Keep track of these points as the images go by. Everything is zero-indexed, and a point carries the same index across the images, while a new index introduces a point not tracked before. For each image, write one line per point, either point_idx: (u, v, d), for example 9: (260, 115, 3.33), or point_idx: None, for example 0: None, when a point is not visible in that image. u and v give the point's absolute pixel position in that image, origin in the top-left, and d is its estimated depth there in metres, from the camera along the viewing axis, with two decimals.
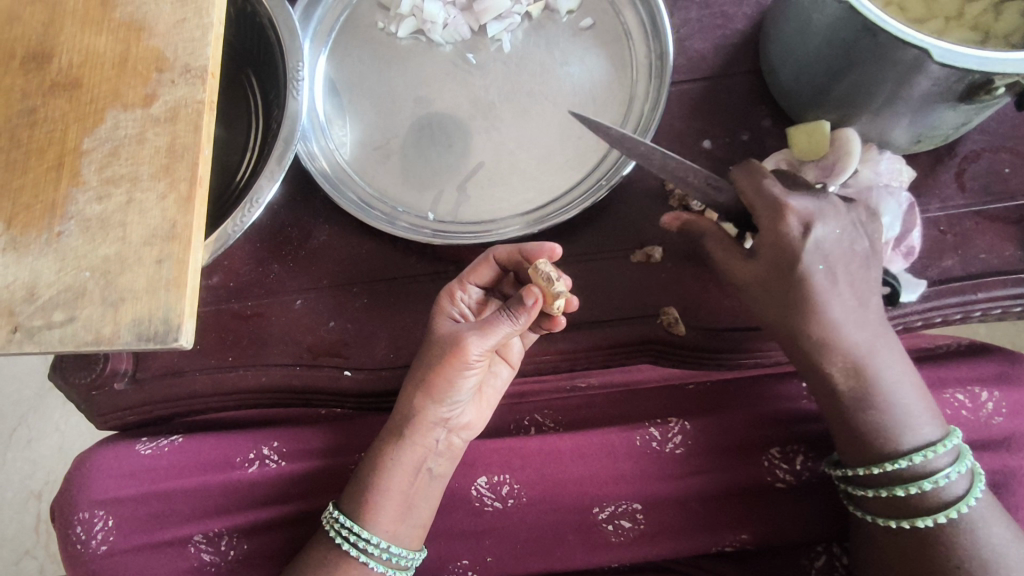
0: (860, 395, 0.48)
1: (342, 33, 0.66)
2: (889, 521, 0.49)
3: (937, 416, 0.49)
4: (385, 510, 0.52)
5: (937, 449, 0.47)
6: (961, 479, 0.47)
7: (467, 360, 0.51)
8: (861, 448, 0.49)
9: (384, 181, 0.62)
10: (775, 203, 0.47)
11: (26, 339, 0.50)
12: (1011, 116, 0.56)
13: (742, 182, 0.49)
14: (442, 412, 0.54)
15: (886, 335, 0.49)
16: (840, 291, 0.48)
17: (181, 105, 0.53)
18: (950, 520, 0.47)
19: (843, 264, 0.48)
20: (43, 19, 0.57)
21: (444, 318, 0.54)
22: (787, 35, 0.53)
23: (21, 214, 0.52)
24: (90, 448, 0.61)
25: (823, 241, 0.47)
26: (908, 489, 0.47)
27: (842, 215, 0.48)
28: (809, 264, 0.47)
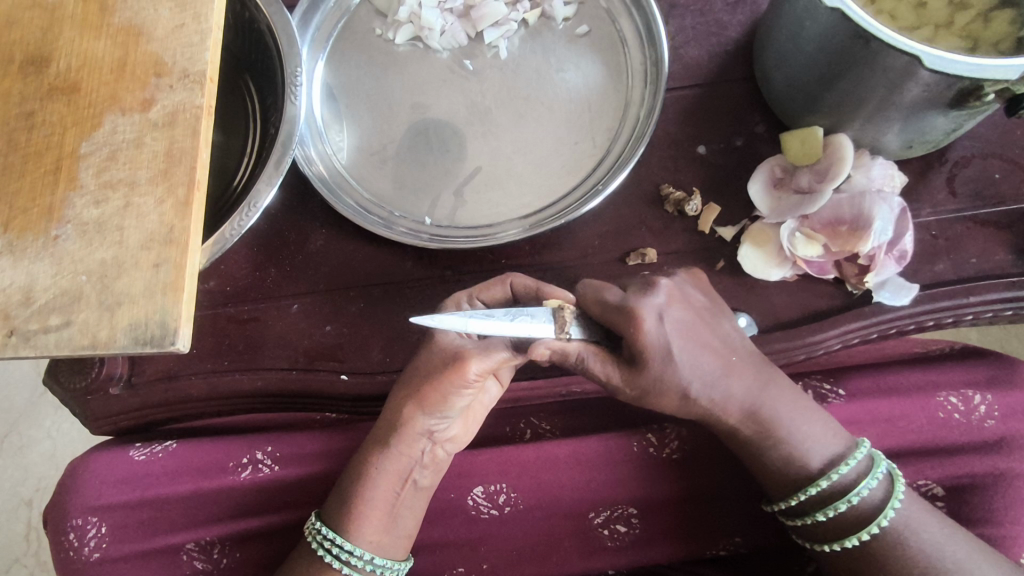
0: (760, 437, 0.51)
1: (340, 40, 0.66)
2: (822, 545, 0.51)
3: (841, 433, 0.52)
4: (369, 521, 0.52)
5: (842, 469, 0.50)
6: (875, 490, 0.49)
7: (465, 378, 0.49)
8: (777, 481, 0.52)
9: (380, 186, 0.62)
10: (620, 308, 0.47)
11: (22, 343, 0.50)
12: (1001, 123, 0.57)
13: (588, 301, 0.49)
14: (430, 424, 0.52)
15: (773, 376, 0.51)
16: (716, 355, 0.50)
17: (179, 109, 0.53)
18: (873, 536, 0.49)
19: (715, 333, 0.50)
20: (41, 24, 0.57)
21: (444, 330, 0.52)
22: (779, 43, 0.54)
23: (17, 218, 0.52)
24: (83, 454, 0.60)
25: (677, 326, 0.48)
26: (827, 512, 0.50)
27: (675, 288, 0.50)
28: (676, 348, 0.48)
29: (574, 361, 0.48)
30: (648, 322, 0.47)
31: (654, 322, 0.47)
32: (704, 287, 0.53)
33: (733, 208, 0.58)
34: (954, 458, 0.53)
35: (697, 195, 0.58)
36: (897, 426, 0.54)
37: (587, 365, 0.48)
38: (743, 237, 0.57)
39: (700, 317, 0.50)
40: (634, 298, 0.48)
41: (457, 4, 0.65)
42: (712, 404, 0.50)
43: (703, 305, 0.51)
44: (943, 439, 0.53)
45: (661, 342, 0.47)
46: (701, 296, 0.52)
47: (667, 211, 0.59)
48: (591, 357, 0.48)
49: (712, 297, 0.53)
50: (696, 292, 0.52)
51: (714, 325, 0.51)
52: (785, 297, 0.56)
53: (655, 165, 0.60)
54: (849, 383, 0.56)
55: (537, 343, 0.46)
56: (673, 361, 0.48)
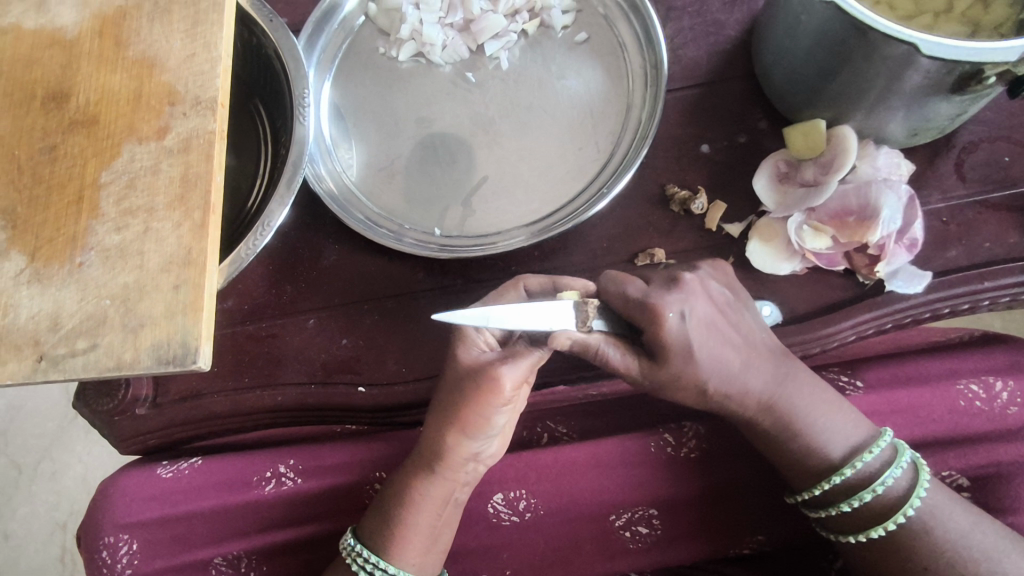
0: (778, 428, 0.51)
1: (345, 60, 0.68)
2: (849, 537, 0.50)
3: (865, 421, 0.51)
4: (413, 543, 0.52)
5: (864, 458, 0.49)
6: (899, 480, 0.49)
7: (502, 396, 0.48)
8: (798, 472, 0.51)
9: (389, 201, 0.63)
10: (644, 308, 0.47)
11: (51, 367, 0.51)
12: (1007, 105, 0.57)
13: (612, 295, 0.48)
14: (471, 446, 0.51)
15: (792, 369, 0.51)
16: (736, 350, 0.49)
17: (192, 136, 0.55)
18: (898, 526, 0.48)
19: (737, 330, 0.50)
20: (60, 61, 0.59)
21: (467, 349, 0.50)
22: (777, 39, 0.54)
23: (43, 248, 0.54)
24: (112, 473, 0.61)
25: (699, 328, 0.48)
26: (852, 503, 0.49)
27: (699, 285, 0.50)
28: (699, 347, 0.48)
29: (593, 353, 0.48)
30: (670, 325, 0.47)
31: (677, 322, 0.47)
32: (726, 281, 0.52)
33: (739, 204, 0.58)
34: (976, 446, 0.52)
35: (703, 193, 0.58)
36: (918, 416, 0.53)
37: (606, 357, 0.48)
38: (750, 233, 0.57)
39: (721, 313, 0.50)
40: (656, 297, 0.47)
41: (457, 18, 0.66)
42: (732, 395, 0.50)
43: (727, 303, 0.51)
44: (965, 427, 0.53)
45: (683, 341, 0.47)
46: (722, 290, 0.51)
47: (673, 211, 0.59)
48: (612, 348, 0.48)
49: (735, 290, 0.52)
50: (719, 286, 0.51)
51: (734, 320, 0.50)
52: (797, 291, 0.56)
53: (659, 166, 0.61)
54: (868, 374, 0.55)
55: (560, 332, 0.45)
56: (694, 360, 0.48)
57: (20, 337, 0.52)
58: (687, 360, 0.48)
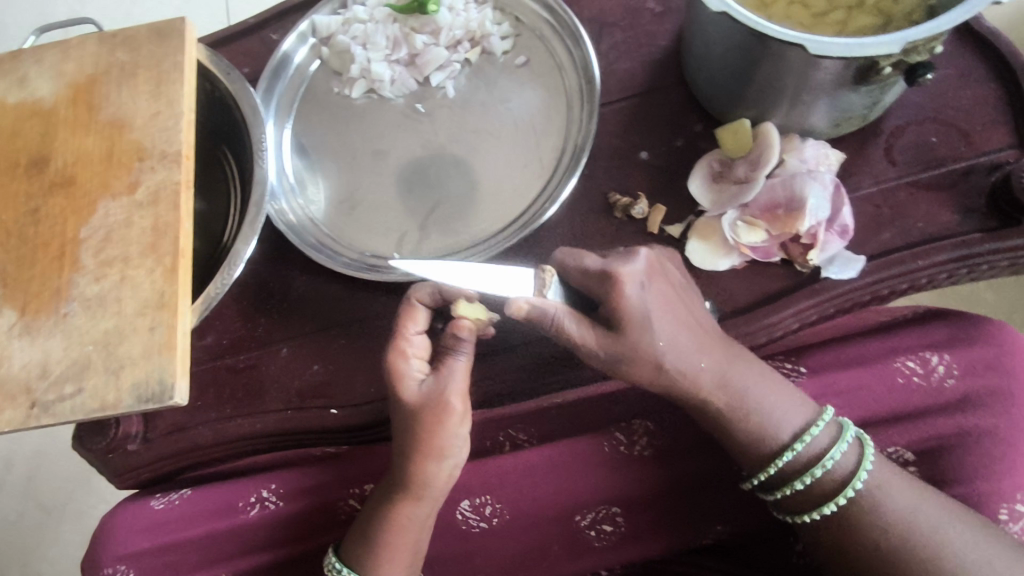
0: (731, 410, 0.52)
1: (303, 103, 0.72)
2: (805, 515, 0.52)
3: (807, 402, 0.53)
4: (400, 557, 0.56)
5: (812, 432, 0.51)
6: (847, 454, 0.51)
7: (455, 411, 0.52)
8: (751, 455, 0.52)
9: (350, 231, 0.67)
10: (601, 274, 0.50)
11: (43, 412, 0.55)
12: (931, 89, 0.59)
13: (571, 269, 0.52)
14: (445, 468, 0.54)
15: (741, 353, 0.53)
16: (689, 330, 0.51)
17: (160, 188, 0.59)
18: (848, 500, 0.50)
19: (690, 312, 0.52)
20: (40, 129, 0.64)
21: (404, 381, 0.52)
22: (696, 47, 0.57)
23: (31, 302, 0.59)
24: (110, 508, 0.66)
25: (656, 294, 0.50)
26: (804, 480, 0.51)
27: (654, 263, 0.51)
28: (656, 318, 0.49)
29: (549, 326, 0.49)
30: (628, 289, 0.49)
31: (627, 276, 0.49)
32: (681, 273, 0.55)
33: (679, 206, 0.61)
34: (920, 422, 0.54)
35: (643, 198, 0.61)
36: (860, 396, 0.55)
37: (562, 330, 0.49)
38: (690, 233, 0.59)
39: (676, 291, 0.52)
40: (613, 264, 0.50)
41: (402, 54, 0.70)
42: (683, 376, 0.51)
43: (681, 284, 0.53)
44: (905, 403, 0.55)
45: (639, 311, 0.49)
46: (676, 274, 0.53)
47: (616, 217, 0.61)
48: (567, 319, 0.49)
49: (685, 280, 0.54)
50: (676, 271, 0.54)
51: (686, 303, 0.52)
52: (739, 284, 0.58)
53: (602, 175, 0.63)
54: (810, 360, 0.58)
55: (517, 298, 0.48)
56: (652, 330, 0.49)
57: (15, 387, 0.57)
58: (642, 332, 0.49)
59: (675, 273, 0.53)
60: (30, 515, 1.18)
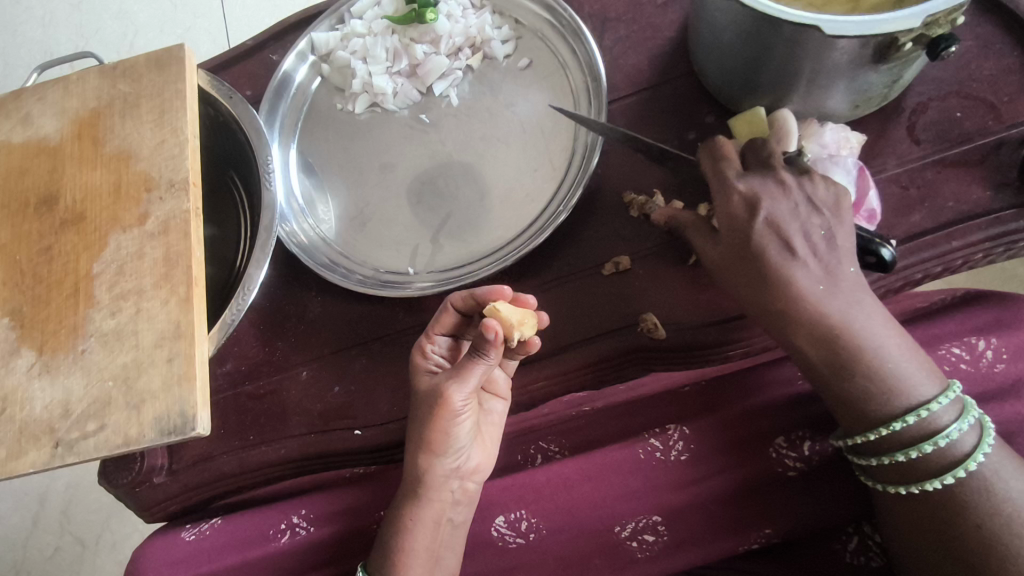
0: (847, 365, 0.49)
1: (306, 122, 0.71)
2: (898, 488, 0.49)
3: (936, 374, 0.49)
4: (415, 568, 0.54)
5: (934, 408, 0.47)
6: (966, 436, 0.47)
7: (455, 409, 0.54)
8: (856, 414, 0.49)
9: (363, 248, 0.66)
10: (726, 179, 0.51)
11: (67, 451, 0.54)
12: (952, 62, 0.57)
13: (706, 161, 0.53)
14: (449, 464, 0.56)
15: (866, 303, 0.49)
16: (807, 270, 0.49)
17: (170, 217, 0.59)
18: (957, 480, 0.47)
19: (814, 253, 0.49)
20: (47, 166, 0.64)
21: (422, 374, 0.55)
22: (705, 36, 0.55)
23: (49, 340, 0.58)
24: (143, 541, 0.66)
25: (774, 215, 0.49)
26: (909, 453, 0.48)
27: (788, 194, 0.50)
28: (770, 244, 0.49)
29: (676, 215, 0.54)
30: (736, 209, 0.50)
31: (743, 188, 0.50)
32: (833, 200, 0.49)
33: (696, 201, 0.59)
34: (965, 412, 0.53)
35: (659, 195, 0.59)
36: None
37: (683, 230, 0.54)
38: None
39: (810, 219, 0.49)
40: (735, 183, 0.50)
41: (403, 66, 0.69)
42: (794, 313, 0.49)
43: (820, 223, 0.49)
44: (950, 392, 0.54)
45: (753, 226, 0.49)
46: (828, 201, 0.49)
47: (632, 216, 0.60)
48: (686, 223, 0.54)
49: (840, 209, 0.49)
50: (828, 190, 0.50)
51: (822, 230, 0.49)
52: None
53: (615, 174, 0.62)
54: None
55: None
56: (768, 253, 0.49)
57: (37, 427, 0.56)
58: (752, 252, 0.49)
59: (821, 205, 0.49)
60: (66, 548, 1.19)
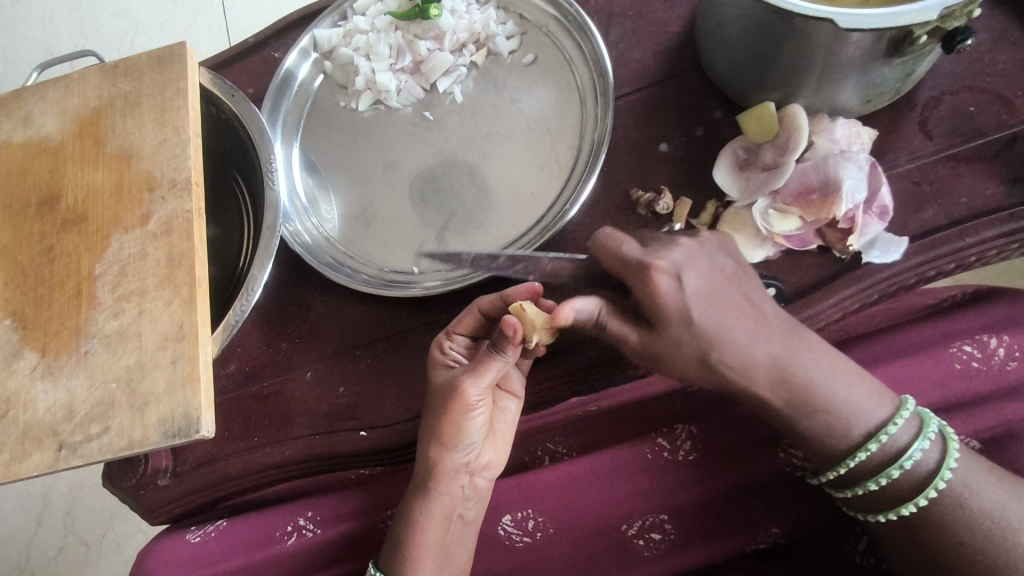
0: (794, 408, 0.48)
1: (309, 120, 0.71)
2: (878, 515, 0.49)
3: (886, 393, 0.49)
4: (423, 563, 0.53)
5: (891, 430, 0.47)
6: (928, 453, 0.47)
7: (469, 402, 0.53)
8: (820, 449, 0.49)
9: (366, 247, 0.65)
10: (637, 265, 0.47)
11: (70, 454, 0.54)
12: (964, 55, 0.56)
13: (607, 253, 0.50)
14: (459, 458, 0.55)
15: (806, 339, 0.48)
16: (743, 321, 0.47)
17: (172, 217, 0.58)
18: (931, 501, 0.47)
19: (745, 299, 0.47)
20: (48, 166, 0.64)
21: (438, 368, 0.54)
22: (713, 31, 0.54)
23: (52, 342, 0.58)
24: (148, 542, 0.66)
25: (698, 280, 0.46)
26: (879, 481, 0.48)
27: (704, 251, 0.48)
28: (697, 308, 0.46)
29: (593, 321, 0.49)
30: (664, 284, 0.46)
31: (665, 265, 0.46)
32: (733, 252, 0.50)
33: (704, 198, 0.58)
34: (978, 409, 0.53)
35: (666, 192, 0.58)
36: (913, 385, 0.54)
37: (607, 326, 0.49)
38: (719, 225, 0.56)
39: (723, 278, 0.47)
40: (651, 256, 0.47)
41: (407, 62, 0.68)
42: (735, 373, 0.47)
43: (732, 271, 0.48)
44: (962, 388, 0.54)
45: (681, 301, 0.46)
46: (730, 260, 0.49)
47: (640, 215, 0.59)
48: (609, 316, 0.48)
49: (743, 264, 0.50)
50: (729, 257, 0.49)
51: (739, 288, 0.48)
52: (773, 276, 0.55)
53: (621, 172, 0.61)
54: (857, 352, 0.58)
55: (562, 306, 0.48)
56: (695, 324, 0.46)
57: (40, 430, 0.55)
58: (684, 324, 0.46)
59: (730, 259, 0.49)
60: (70, 548, 1.18)
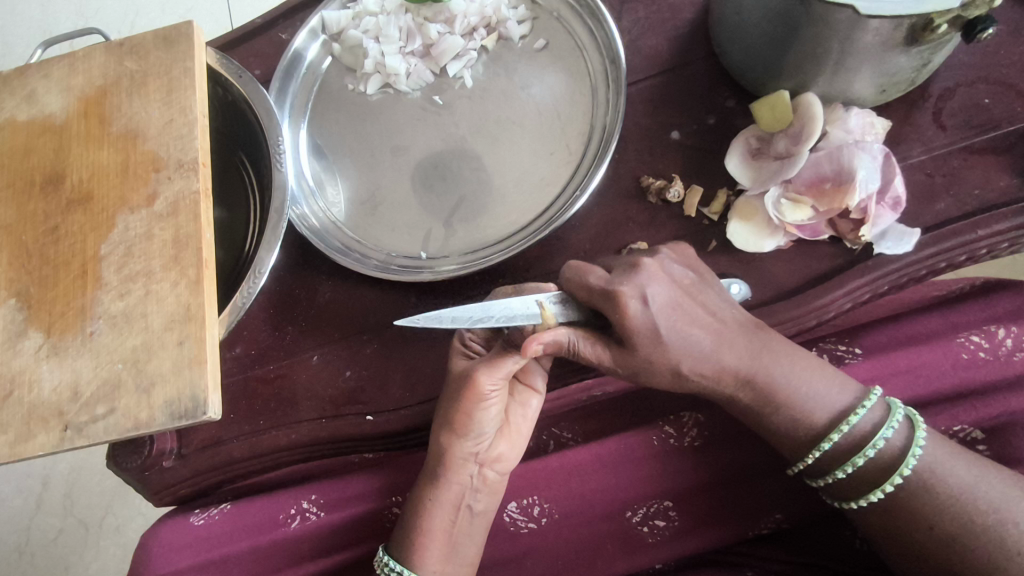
0: (758, 404, 0.50)
1: (317, 101, 0.70)
2: (850, 502, 0.50)
3: (851, 383, 0.51)
4: (430, 550, 0.53)
5: (853, 418, 0.49)
6: (893, 440, 0.48)
7: (481, 393, 0.52)
8: (789, 440, 0.51)
9: (374, 231, 0.65)
10: (605, 292, 0.48)
11: (76, 434, 0.54)
12: (980, 46, 0.55)
13: (574, 283, 0.50)
14: (470, 446, 0.55)
15: (766, 340, 0.50)
16: (705, 329, 0.49)
17: (179, 198, 0.58)
18: (897, 487, 0.47)
19: (706, 307, 0.50)
20: (52, 145, 0.63)
21: (457, 355, 0.55)
22: (729, 17, 0.54)
23: (58, 322, 0.57)
24: (152, 525, 0.66)
25: (663, 294, 0.48)
26: (846, 469, 0.49)
27: (662, 270, 0.49)
28: (663, 326, 0.48)
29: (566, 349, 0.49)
30: (630, 306, 0.47)
31: (630, 290, 0.47)
32: (689, 263, 0.52)
33: (715, 187, 0.58)
34: (986, 401, 0.53)
35: (678, 180, 0.58)
36: (920, 375, 0.54)
37: (578, 351, 0.50)
38: (730, 214, 0.56)
39: (684, 293, 0.49)
40: (616, 282, 0.48)
41: (417, 46, 0.68)
42: (702, 374, 0.50)
43: (691, 282, 0.50)
44: (968, 379, 0.54)
45: (646, 323, 0.47)
46: (688, 271, 0.51)
47: (650, 202, 0.59)
48: (582, 341, 0.49)
49: (699, 270, 0.51)
50: (688, 269, 0.51)
51: (699, 300, 0.50)
52: (782, 265, 0.55)
53: (633, 159, 0.60)
54: (866, 341, 0.58)
55: (530, 339, 0.47)
56: (662, 342, 0.48)
57: (46, 410, 0.55)
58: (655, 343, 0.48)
59: (686, 270, 0.50)
60: (69, 530, 1.18)
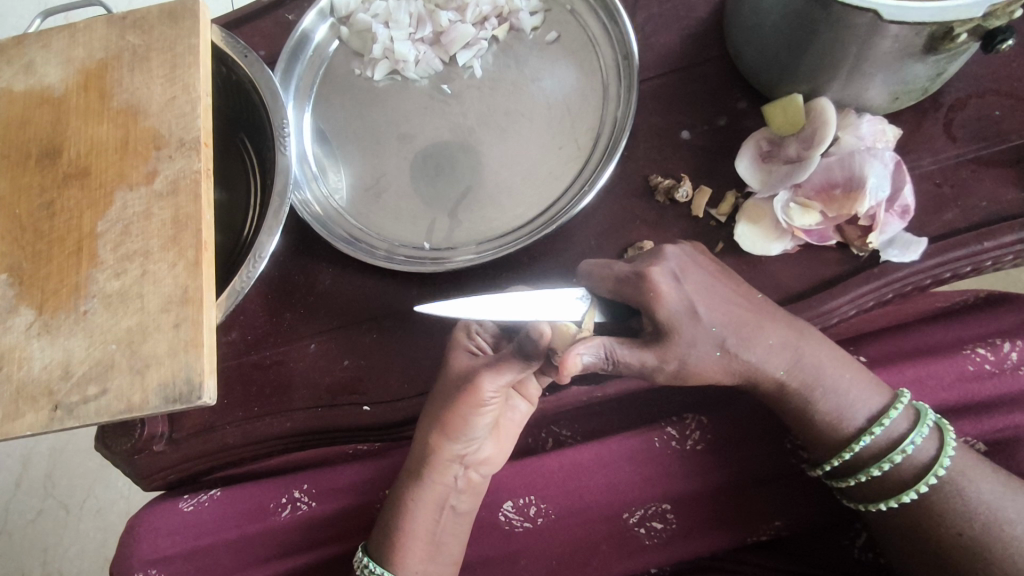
0: (805, 391, 0.50)
1: (322, 85, 0.69)
2: (880, 505, 0.50)
3: (882, 385, 0.51)
4: (412, 551, 0.53)
5: (892, 415, 0.49)
6: (926, 442, 0.49)
7: (481, 400, 0.51)
8: (825, 438, 0.51)
9: (377, 220, 0.64)
10: (631, 276, 0.47)
11: (66, 415, 0.52)
12: (993, 58, 0.55)
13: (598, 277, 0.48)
14: (458, 449, 0.54)
15: (803, 329, 0.50)
16: (744, 312, 0.48)
17: (179, 177, 0.56)
18: (932, 487, 0.48)
19: (731, 290, 0.49)
20: (50, 118, 0.61)
21: (460, 351, 0.53)
22: (746, 18, 0.53)
23: (50, 299, 0.56)
24: (140, 509, 0.65)
25: (693, 288, 0.47)
26: (882, 466, 0.49)
27: (678, 256, 0.48)
28: (701, 305, 0.47)
29: (605, 362, 0.46)
30: (662, 285, 0.46)
31: (658, 270, 0.47)
32: (704, 253, 0.51)
33: (724, 189, 0.58)
34: (985, 413, 0.54)
35: (686, 180, 0.58)
36: (924, 385, 0.54)
37: (617, 358, 0.47)
38: (738, 216, 0.56)
39: (711, 276, 0.49)
40: (642, 265, 0.47)
41: (427, 33, 0.67)
42: (753, 363, 0.49)
43: (713, 269, 0.50)
44: (969, 391, 0.54)
45: (683, 296, 0.46)
46: (708, 259, 0.50)
47: (658, 201, 0.58)
48: (618, 348, 0.46)
49: (718, 263, 0.51)
50: (706, 259, 0.50)
51: (730, 286, 0.49)
52: (788, 270, 0.55)
53: (642, 157, 0.60)
54: (870, 349, 0.59)
55: (569, 353, 0.45)
56: (699, 318, 0.47)
57: (36, 389, 0.54)
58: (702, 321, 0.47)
59: (705, 262, 0.50)
60: (50, 511, 1.17)
